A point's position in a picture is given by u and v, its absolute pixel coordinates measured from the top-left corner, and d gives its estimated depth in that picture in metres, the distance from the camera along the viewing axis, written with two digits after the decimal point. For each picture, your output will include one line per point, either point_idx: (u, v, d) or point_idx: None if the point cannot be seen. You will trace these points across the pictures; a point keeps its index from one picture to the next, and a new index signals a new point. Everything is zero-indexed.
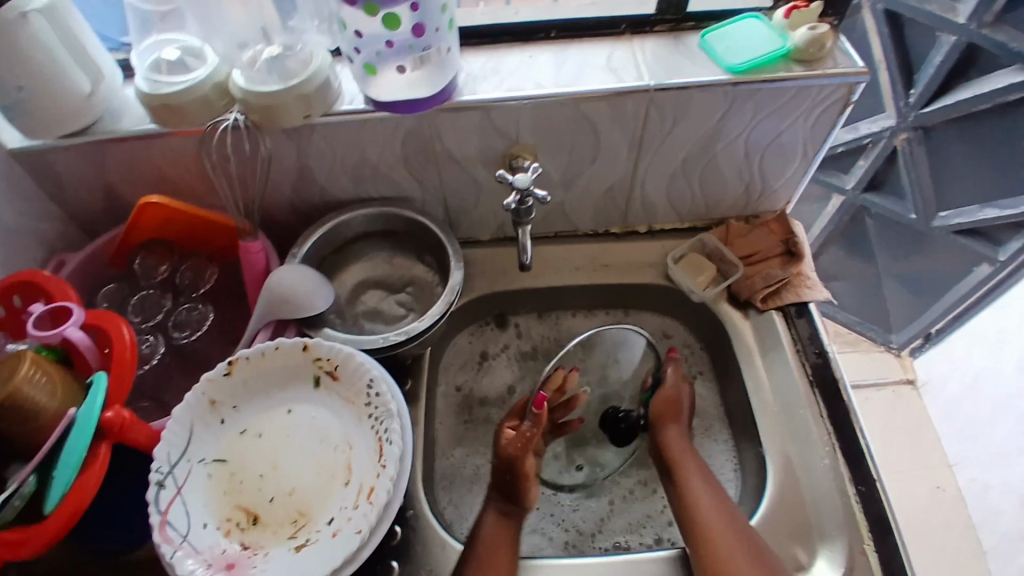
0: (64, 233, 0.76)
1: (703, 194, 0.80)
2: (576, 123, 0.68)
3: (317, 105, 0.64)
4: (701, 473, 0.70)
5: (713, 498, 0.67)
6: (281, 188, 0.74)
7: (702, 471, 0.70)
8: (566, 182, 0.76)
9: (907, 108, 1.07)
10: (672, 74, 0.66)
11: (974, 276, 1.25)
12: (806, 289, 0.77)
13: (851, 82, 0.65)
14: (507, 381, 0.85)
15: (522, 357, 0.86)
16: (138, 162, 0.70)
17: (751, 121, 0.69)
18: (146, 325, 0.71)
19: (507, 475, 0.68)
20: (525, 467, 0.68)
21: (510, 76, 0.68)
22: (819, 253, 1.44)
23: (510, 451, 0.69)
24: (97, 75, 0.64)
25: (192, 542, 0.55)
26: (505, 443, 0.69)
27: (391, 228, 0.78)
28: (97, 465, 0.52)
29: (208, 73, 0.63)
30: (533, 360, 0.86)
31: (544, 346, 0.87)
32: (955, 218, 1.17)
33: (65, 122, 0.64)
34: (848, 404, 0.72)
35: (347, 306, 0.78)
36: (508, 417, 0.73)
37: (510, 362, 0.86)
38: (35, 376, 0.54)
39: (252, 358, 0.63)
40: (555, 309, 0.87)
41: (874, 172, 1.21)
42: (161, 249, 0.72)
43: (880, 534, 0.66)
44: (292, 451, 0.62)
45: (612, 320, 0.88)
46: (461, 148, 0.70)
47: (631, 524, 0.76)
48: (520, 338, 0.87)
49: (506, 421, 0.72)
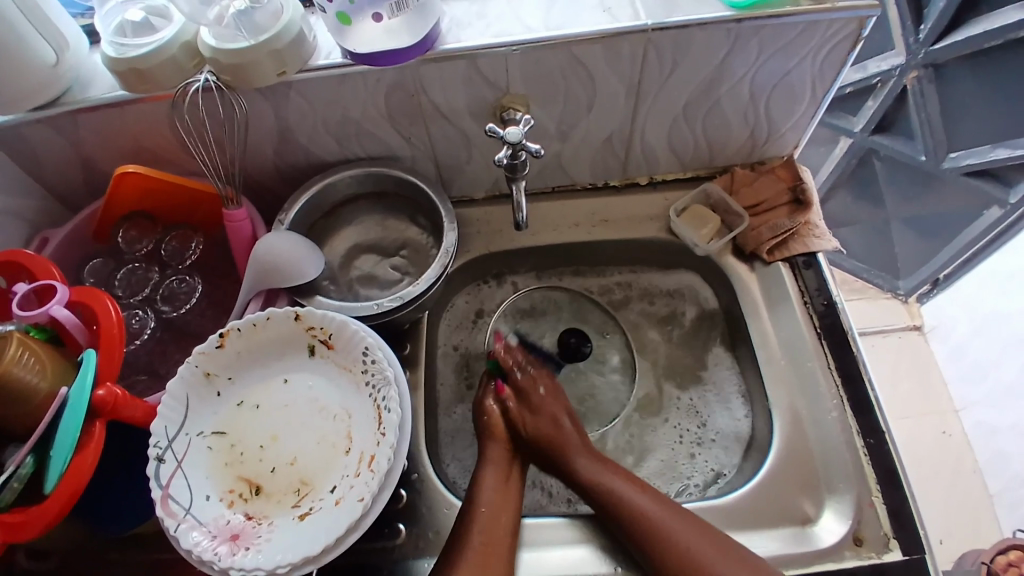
0: (46, 210, 0.74)
1: (705, 140, 0.76)
2: (569, 69, 0.64)
3: (291, 59, 0.60)
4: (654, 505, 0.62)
5: (692, 530, 0.60)
6: (264, 150, 0.71)
7: (653, 502, 0.63)
8: (561, 134, 0.73)
9: (917, 45, 1.02)
10: (669, 12, 0.61)
11: (985, 220, 1.21)
12: (812, 238, 0.75)
13: (862, 15, 0.61)
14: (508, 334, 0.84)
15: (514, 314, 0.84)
16: (114, 132, 0.67)
17: (755, 62, 0.65)
18: (134, 300, 0.69)
19: (485, 418, 0.72)
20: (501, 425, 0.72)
21: (497, 20, 0.64)
22: (827, 200, 1.40)
23: (491, 408, 0.73)
24: (61, 43, 0.61)
25: (196, 514, 0.55)
26: (485, 403, 0.73)
27: (381, 188, 0.75)
28: (93, 444, 0.51)
29: (174, 34, 0.59)
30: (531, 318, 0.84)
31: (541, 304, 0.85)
32: (965, 159, 1.13)
33: (33, 97, 0.61)
34: (857, 353, 0.71)
35: (341, 272, 0.76)
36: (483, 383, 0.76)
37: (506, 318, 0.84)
38: (22, 357, 0.53)
39: (244, 330, 0.61)
40: (545, 271, 0.86)
41: (883, 114, 1.16)
42: (144, 221, 0.70)
43: (890, 485, 0.65)
44: (293, 422, 0.61)
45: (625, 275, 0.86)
46: (450, 101, 0.66)
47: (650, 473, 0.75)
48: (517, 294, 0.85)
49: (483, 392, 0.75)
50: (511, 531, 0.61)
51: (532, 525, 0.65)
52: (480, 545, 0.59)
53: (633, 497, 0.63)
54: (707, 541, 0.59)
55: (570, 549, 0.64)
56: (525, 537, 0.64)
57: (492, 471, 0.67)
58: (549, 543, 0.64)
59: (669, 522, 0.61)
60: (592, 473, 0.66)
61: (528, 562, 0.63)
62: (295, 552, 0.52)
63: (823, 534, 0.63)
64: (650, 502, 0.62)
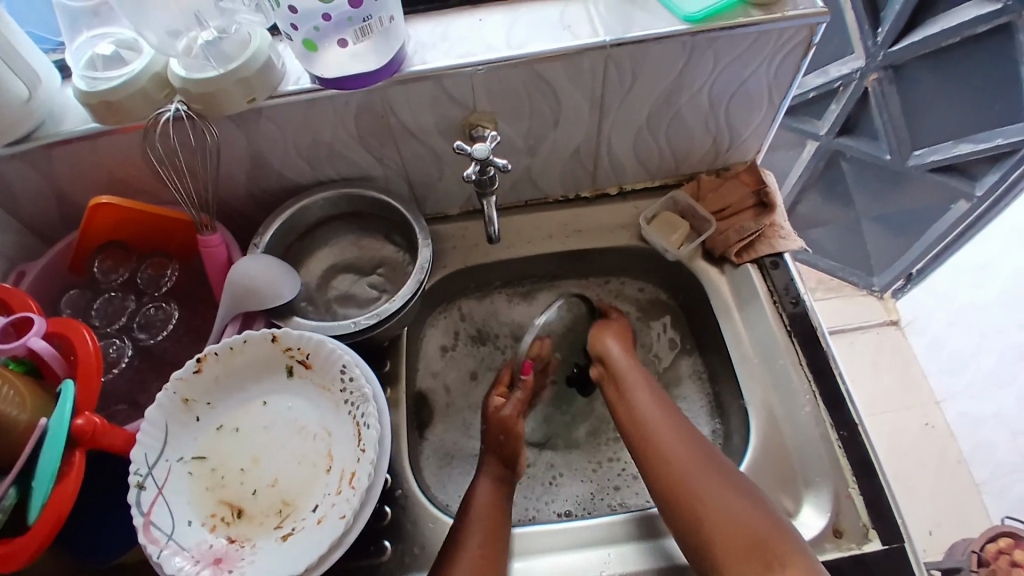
0: (22, 245, 0.74)
1: (671, 149, 0.78)
2: (533, 85, 0.66)
3: (259, 86, 0.61)
4: (676, 434, 0.66)
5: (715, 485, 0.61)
6: (237, 177, 0.72)
7: (682, 434, 0.66)
8: (530, 148, 0.75)
9: (875, 48, 1.06)
10: (627, 28, 0.64)
11: (952, 214, 1.25)
12: (778, 239, 0.77)
13: (811, 23, 0.63)
14: (469, 368, 0.85)
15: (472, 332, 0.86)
16: (88, 164, 0.67)
17: (713, 71, 0.68)
18: (111, 329, 0.69)
19: (500, 437, 0.69)
20: (517, 428, 0.70)
21: (460, 41, 0.66)
22: (799, 202, 1.44)
23: (505, 417, 0.70)
24: (32, 78, 0.62)
25: (178, 540, 0.55)
26: (495, 411, 0.71)
27: (355, 209, 0.76)
28: (74, 472, 0.52)
29: (145, 66, 0.61)
30: (486, 345, 0.86)
31: (486, 327, 0.87)
32: (929, 156, 1.16)
33: (6, 132, 0.61)
34: (827, 349, 0.73)
35: (318, 293, 0.77)
36: (498, 387, 0.75)
37: (468, 350, 0.86)
38: (3, 391, 0.54)
39: (221, 354, 0.61)
40: (491, 284, 0.86)
41: (847, 116, 1.19)
42: (119, 251, 0.70)
43: (865, 476, 0.66)
44: (272, 444, 0.61)
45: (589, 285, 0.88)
46: (418, 121, 0.68)
47: (614, 483, 0.78)
48: (468, 320, 0.86)
49: (495, 393, 0.74)
50: (502, 540, 0.62)
51: (579, 530, 0.66)
52: (477, 558, 0.59)
53: (678, 445, 0.65)
54: (723, 477, 0.62)
55: (557, 558, 0.65)
56: (512, 547, 0.65)
57: (488, 486, 0.67)
58: (535, 552, 0.65)
59: (685, 449, 0.65)
60: (641, 393, 0.70)
61: (518, 571, 0.64)
62: (279, 573, 0.53)
63: (804, 528, 0.64)
64: (688, 455, 0.64)
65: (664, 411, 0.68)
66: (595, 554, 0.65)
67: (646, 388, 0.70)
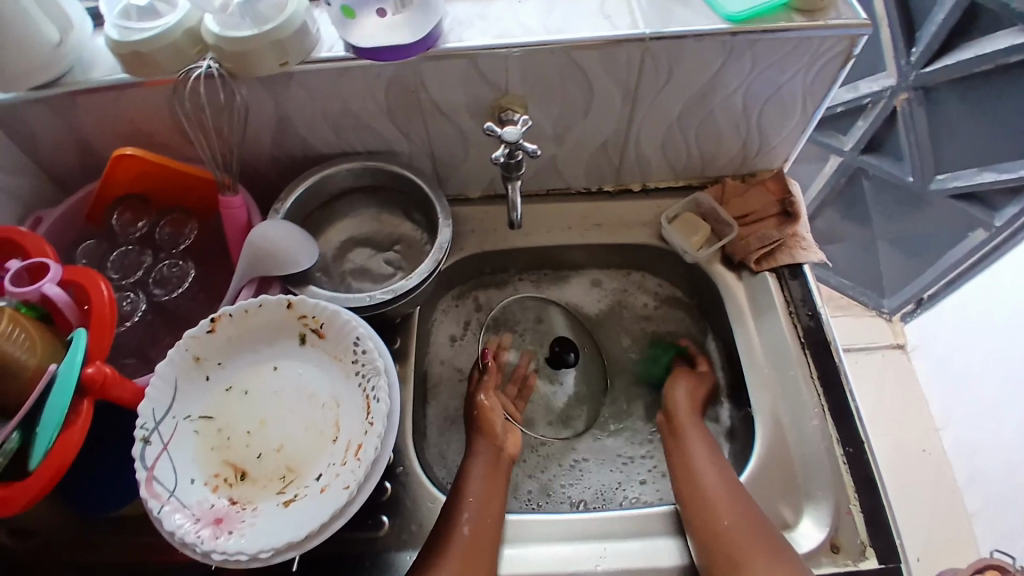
0: (41, 191, 0.74)
1: (698, 149, 0.78)
2: (568, 73, 0.65)
3: (293, 50, 0.61)
4: (732, 499, 0.63)
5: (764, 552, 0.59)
6: (262, 140, 0.71)
7: (737, 494, 0.64)
8: (557, 137, 0.74)
9: (908, 67, 1.05)
10: (667, 22, 0.63)
11: (969, 241, 1.24)
12: (800, 250, 0.76)
13: (854, 33, 0.62)
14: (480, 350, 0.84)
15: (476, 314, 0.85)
16: (113, 115, 0.67)
17: (749, 74, 0.67)
18: (126, 283, 0.69)
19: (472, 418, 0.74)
20: (488, 409, 0.74)
21: (498, 21, 0.65)
22: (816, 217, 1.43)
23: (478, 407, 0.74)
24: (65, 24, 0.61)
25: (180, 496, 0.55)
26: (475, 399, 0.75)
27: (378, 183, 0.76)
28: (81, 420, 0.51)
29: (179, 20, 0.60)
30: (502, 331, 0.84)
31: (509, 317, 0.85)
32: (952, 182, 1.15)
33: (35, 75, 0.61)
34: (839, 363, 0.72)
35: (334, 264, 0.77)
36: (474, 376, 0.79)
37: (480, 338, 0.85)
38: (12, 334, 0.53)
39: (236, 315, 0.61)
40: (505, 268, 0.85)
41: (873, 133, 1.19)
42: (138, 204, 0.70)
43: (867, 492, 0.66)
44: (280, 409, 0.61)
45: (619, 284, 0.87)
46: (448, 98, 0.67)
47: (641, 477, 0.77)
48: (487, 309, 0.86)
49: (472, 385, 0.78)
50: (495, 513, 0.63)
51: (591, 518, 0.66)
52: (469, 536, 0.60)
53: (732, 507, 0.62)
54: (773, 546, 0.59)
55: (552, 548, 0.64)
56: (509, 533, 0.65)
57: (480, 467, 0.67)
58: (531, 540, 0.65)
59: (744, 518, 0.61)
60: (700, 454, 0.68)
61: (512, 558, 0.64)
62: (280, 537, 0.53)
63: (802, 539, 0.64)
64: (742, 518, 0.61)
65: (721, 469, 0.66)
66: (591, 547, 0.64)
67: (704, 448, 0.69)
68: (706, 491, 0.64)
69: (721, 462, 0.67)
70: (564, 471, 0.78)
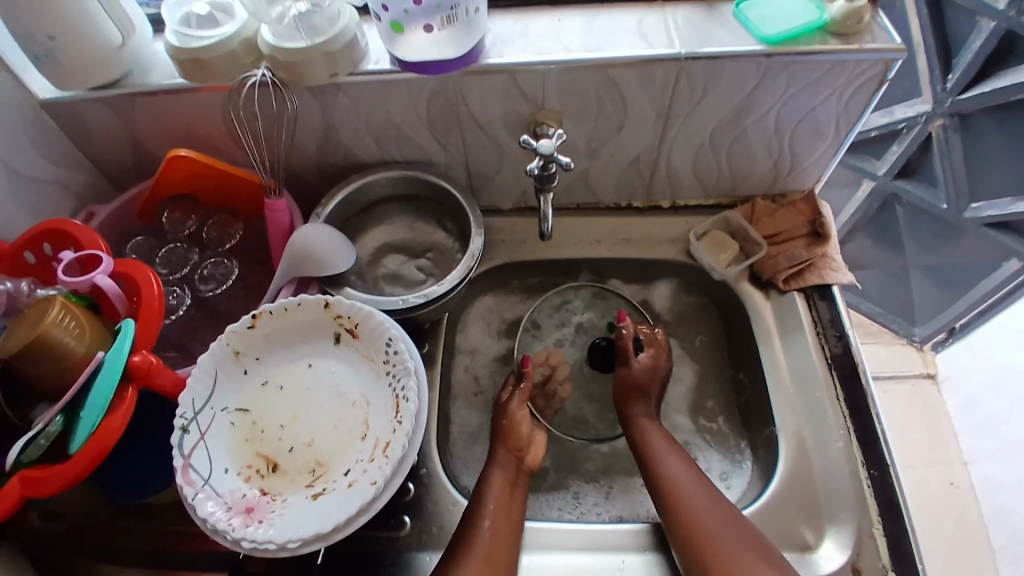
0: (90, 185, 0.77)
1: (730, 168, 0.79)
2: (603, 90, 0.67)
3: (343, 62, 0.63)
4: (715, 508, 0.63)
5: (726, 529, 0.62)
6: (307, 148, 0.74)
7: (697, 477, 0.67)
8: (590, 152, 0.76)
9: (944, 93, 1.04)
10: (703, 43, 0.64)
11: (1003, 271, 1.22)
12: (829, 271, 0.76)
13: (888, 58, 0.63)
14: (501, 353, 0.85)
15: (502, 317, 0.87)
16: (166, 117, 0.70)
17: (782, 95, 0.68)
18: (174, 277, 0.72)
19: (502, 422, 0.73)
20: (520, 421, 0.73)
21: (538, 39, 0.67)
22: (846, 242, 1.42)
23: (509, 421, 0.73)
24: (128, 26, 0.64)
25: (213, 485, 0.57)
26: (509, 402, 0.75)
27: (413, 192, 0.79)
28: (123, 408, 0.53)
29: (236, 30, 0.63)
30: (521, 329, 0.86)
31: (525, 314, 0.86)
32: (986, 210, 1.14)
33: (97, 75, 0.64)
34: (867, 388, 0.72)
35: (368, 269, 0.79)
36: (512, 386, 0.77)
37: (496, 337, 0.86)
38: (63, 321, 0.56)
39: (275, 313, 0.64)
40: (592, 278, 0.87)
41: (906, 159, 1.18)
42: (189, 204, 0.73)
43: (891, 518, 0.65)
44: (313, 405, 0.63)
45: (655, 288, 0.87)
46: (486, 112, 0.69)
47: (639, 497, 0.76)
48: (508, 308, 0.87)
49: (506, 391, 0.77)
50: (513, 523, 0.64)
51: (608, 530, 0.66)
52: (488, 538, 0.61)
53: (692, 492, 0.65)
54: (735, 528, 0.62)
55: (567, 556, 0.65)
56: (526, 540, 0.66)
57: (501, 471, 0.68)
58: (547, 546, 0.66)
59: (728, 521, 0.62)
60: (656, 439, 0.71)
61: (528, 564, 0.64)
62: (308, 529, 0.54)
63: (822, 561, 0.64)
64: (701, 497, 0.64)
65: (676, 455, 0.69)
66: (608, 557, 0.65)
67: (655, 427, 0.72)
68: (688, 504, 0.64)
69: (670, 446, 0.70)
70: (597, 487, 0.77)
